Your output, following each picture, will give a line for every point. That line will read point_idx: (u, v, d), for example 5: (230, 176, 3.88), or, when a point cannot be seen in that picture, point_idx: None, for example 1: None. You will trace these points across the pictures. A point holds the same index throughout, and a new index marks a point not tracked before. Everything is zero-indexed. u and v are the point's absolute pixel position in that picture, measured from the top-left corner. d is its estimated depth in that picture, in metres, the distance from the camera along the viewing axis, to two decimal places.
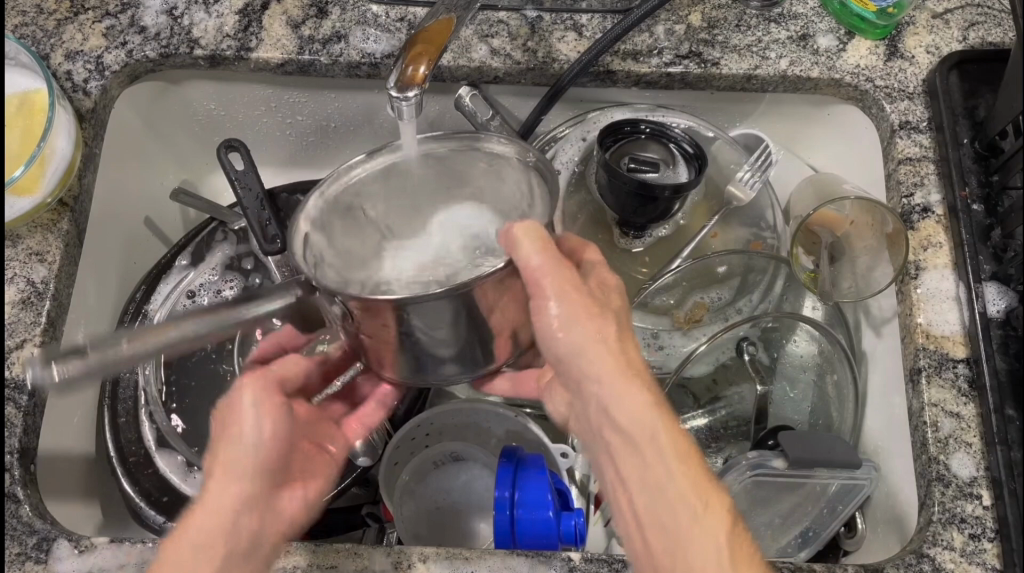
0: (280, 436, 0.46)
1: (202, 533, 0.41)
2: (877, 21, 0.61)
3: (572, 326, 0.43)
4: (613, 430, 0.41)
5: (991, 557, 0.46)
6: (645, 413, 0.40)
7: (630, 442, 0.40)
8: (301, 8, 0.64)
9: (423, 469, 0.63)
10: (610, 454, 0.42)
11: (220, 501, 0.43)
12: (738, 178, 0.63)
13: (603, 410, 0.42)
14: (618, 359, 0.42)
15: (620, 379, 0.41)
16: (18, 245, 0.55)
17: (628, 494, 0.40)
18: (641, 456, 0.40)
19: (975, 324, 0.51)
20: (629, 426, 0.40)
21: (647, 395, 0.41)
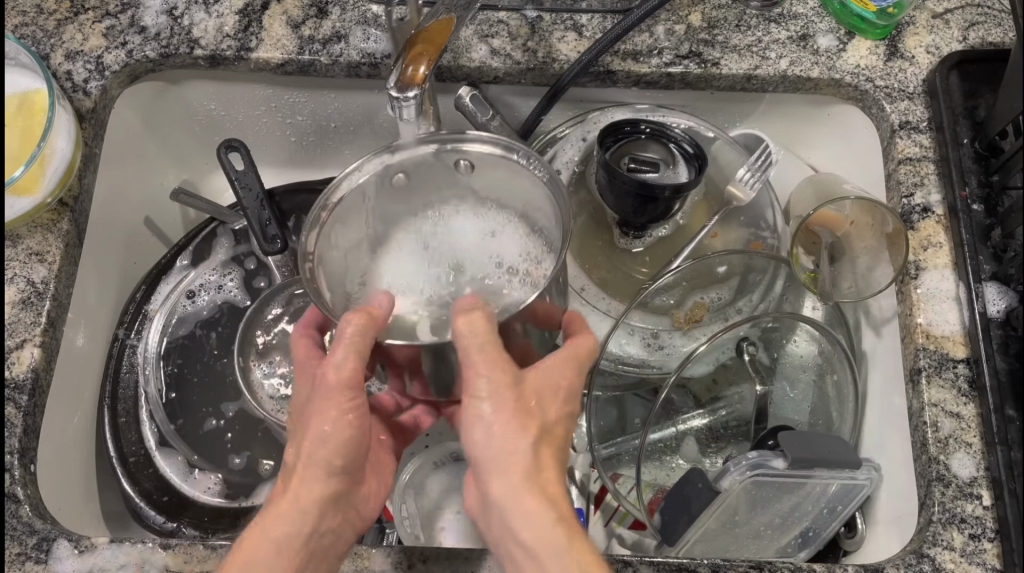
0: (358, 436, 0.45)
1: (285, 533, 0.42)
2: (877, 21, 0.61)
3: (499, 436, 0.41)
4: (516, 548, 0.40)
5: (991, 557, 0.46)
6: (544, 530, 0.39)
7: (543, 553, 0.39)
8: (301, 8, 0.64)
9: (424, 469, 0.63)
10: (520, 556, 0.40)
11: (300, 517, 0.43)
12: (738, 178, 0.62)
13: (503, 514, 0.40)
14: (530, 461, 0.41)
15: (526, 494, 0.40)
16: (18, 245, 0.55)
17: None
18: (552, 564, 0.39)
19: (975, 324, 0.51)
20: (535, 538, 0.39)
21: (543, 501, 0.40)
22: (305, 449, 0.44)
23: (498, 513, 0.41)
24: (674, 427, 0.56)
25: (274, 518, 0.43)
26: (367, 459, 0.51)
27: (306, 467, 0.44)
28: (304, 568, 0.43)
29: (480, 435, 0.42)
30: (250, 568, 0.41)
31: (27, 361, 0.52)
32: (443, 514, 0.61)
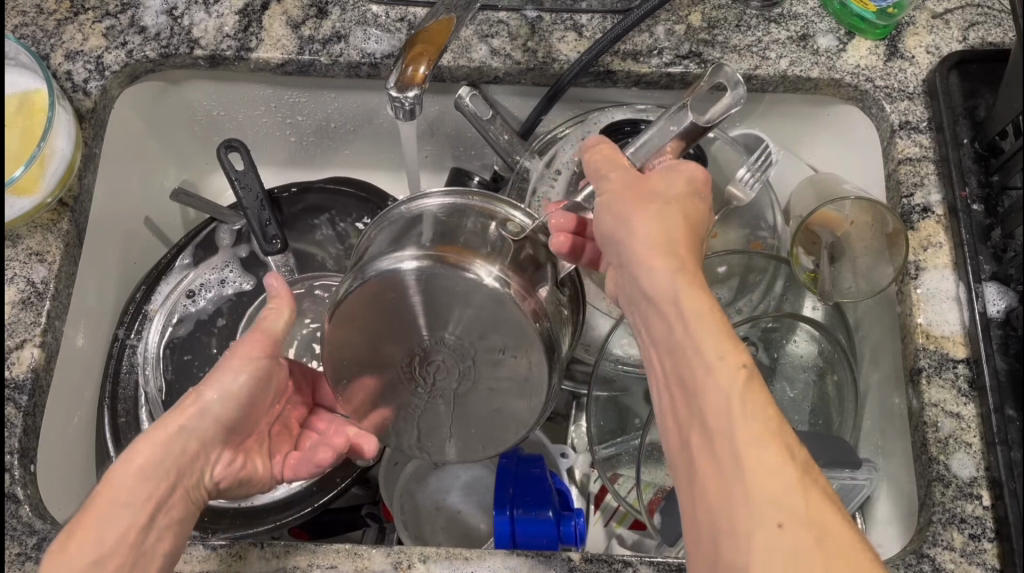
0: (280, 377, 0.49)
1: (207, 432, 0.44)
2: (877, 21, 0.61)
3: (658, 272, 0.40)
4: (649, 305, 0.40)
5: (991, 557, 0.46)
6: (700, 355, 0.36)
7: (698, 380, 0.36)
8: (301, 8, 0.64)
9: (422, 471, 0.62)
10: (660, 340, 0.39)
11: (216, 418, 0.45)
12: (738, 178, 0.61)
13: (648, 287, 0.40)
14: (678, 273, 0.39)
15: (711, 330, 0.37)
16: (18, 245, 0.55)
17: (701, 458, 0.35)
18: (727, 425, 0.34)
19: (975, 324, 0.51)
20: (668, 309, 0.39)
21: (727, 373, 0.36)
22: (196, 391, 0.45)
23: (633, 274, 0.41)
24: None
25: (185, 419, 0.44)
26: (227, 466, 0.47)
27: (185, 424, 0.43)
28: (216, 467, 0.46)
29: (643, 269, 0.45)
30: (168, 454, 0.43)
31: (27, 362, 0.52)
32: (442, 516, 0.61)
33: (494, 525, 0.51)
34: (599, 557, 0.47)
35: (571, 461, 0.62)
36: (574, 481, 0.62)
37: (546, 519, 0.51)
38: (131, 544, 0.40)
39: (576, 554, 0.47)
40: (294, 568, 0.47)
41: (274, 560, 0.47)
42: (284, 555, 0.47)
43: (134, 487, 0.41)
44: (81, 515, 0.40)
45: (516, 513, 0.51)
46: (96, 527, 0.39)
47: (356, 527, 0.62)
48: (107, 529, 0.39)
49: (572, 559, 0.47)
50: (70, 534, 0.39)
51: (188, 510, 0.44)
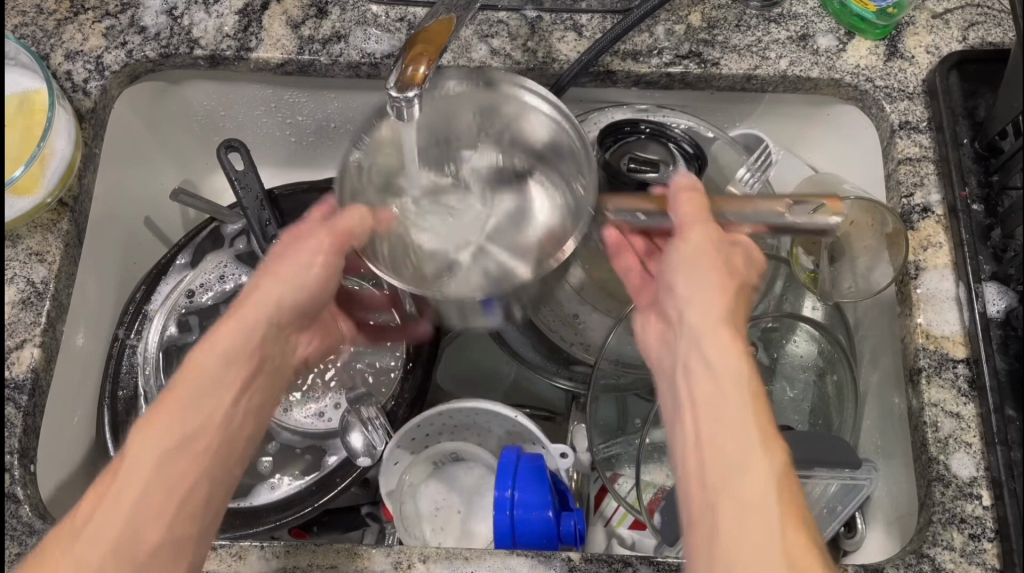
0: (322, 281, 0.50)
1: (226, 365, 0.43)
2: (877, 21, 0.61)
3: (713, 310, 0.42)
4: (696, 377, 0.39)
5: (991, 557, 0.46)
6: (743, 452, 0.36)
7: (733, 474, 0.35)
8: (301, 8, 0.64)
9: (424, 469, 0.63)
10: (692, 410, 0.39)
11: (236, 347, 0.44)
12: (738, 178, 0.63)
13: (701, 359, 0.40)
14: (750, 375, 0.39)
15: (763, 433, 0.37)
16: (18, 245, 0.55)
17: (710, 530, 0.35)
18: (768, 527, 0.33)
19: (975, 325, 0.51)
20: (717, 383, 0.38)
21: (772, 488, 0.35)
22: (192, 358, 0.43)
23: (692, 340, 0.41)
24: None
25: (207, 354, 0.43)
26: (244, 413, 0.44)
27: (187, 381, 0.42)
28: (245, 411, 0.44)
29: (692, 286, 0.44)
30: (193, 404, 0.41)
31: (27, 362, 0.52)
32: (443, 516, 0.61)
33: (494, 524, 0.52)
34: (599, 557, 0.47)
35: (571, 461, 0.59)
36: (573, 484, 0.61)
37: (546, 518, 0.51)
38: (154, 510, 0.37)
39: (575, 554, 0.47)
40: (294, 568, 0.47)
41: (274, 560, 0.47)
42: (284, 554, 0.47)
43: (160, 443, 0.39)
44: (105, 480, 0.38)
45: (516, 512, 0.51)
46: (112, 500, 0.37)
47: (356, 527, 0.63)
48: (135, 498, 0.37)
49: (572, 559, 0.47)
50: (86, 511, 0.37)
51: (213, 473, 0.41)
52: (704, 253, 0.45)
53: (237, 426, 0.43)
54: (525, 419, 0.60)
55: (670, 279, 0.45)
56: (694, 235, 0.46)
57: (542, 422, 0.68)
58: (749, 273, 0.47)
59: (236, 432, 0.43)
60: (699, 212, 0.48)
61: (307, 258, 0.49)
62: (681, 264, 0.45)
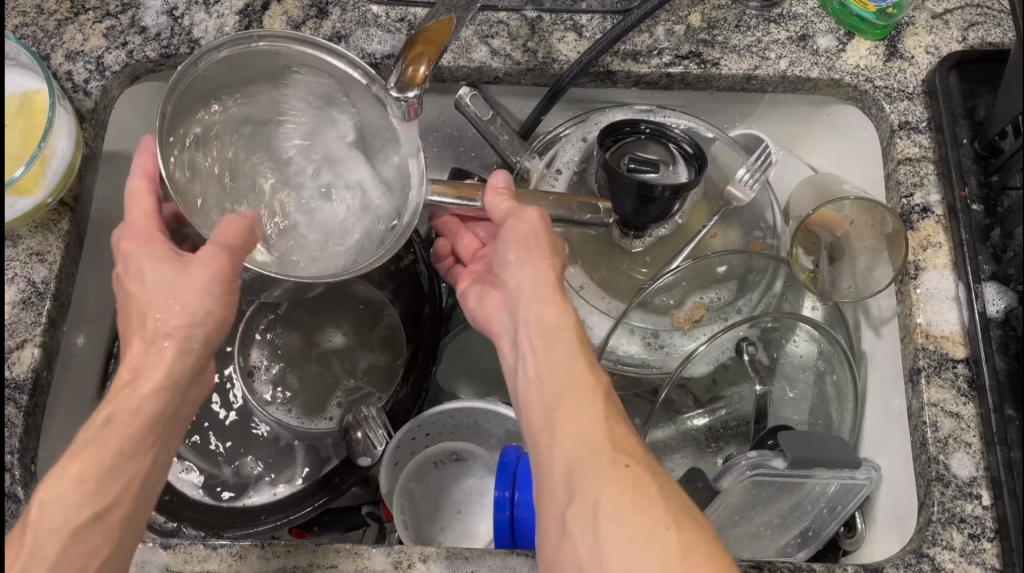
0: (222, 315, 0.45)
1: (137, 432, 0.42)
2: (877, 21, 0.61)
3: (529, 286, 0.46)
4: (530, 327, 0.44)
5: (990, 557, 0.46)
6: (583, 396, 0.39)
7: (569, 387, 0.40)
8: (301, 8, 0.64)
9: (423, 469, 0.62)
10: (531, 354, 0.43)
11: (156, 408, 0.42)
12: (738, 178, 0.62)
13: (533, 316, 0.44)
14: (572, 320, 0.44)
15: (579, 348, 0.42)
16: (18, 245, 0.55)
17: (549, 438, 0.39)
18: (584, 427, 0.38)
19: (975, 325, 0.51)
20: (545, 332, 0.43)
21: (600, 396, 0.40)
22: (101, 418, 0.41)
23: (524, 297, 0.46)
24: (675, 428, 0.58)
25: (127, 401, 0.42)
26: (168, 454, 0.44)
27: (99, 443, 0.41)
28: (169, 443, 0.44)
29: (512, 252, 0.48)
30: (114, 466, 0.41)
31: (27, 362, 0.53)
32: (441, 516, 0.62)
33: (494, 524, 0.52)
34: None
35: None
36: None
37: None
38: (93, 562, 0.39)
39: None
40: (295, 567, 0.47)
41: (274, 560, 0.47)
42: (284, 554, 0.47)
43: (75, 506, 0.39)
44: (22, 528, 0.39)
45: (516, 512, 0.51)
46: (41, 554, 0.38)
47: (356, 526, 0.62)
48: (68, 529, 0.39)
49: None
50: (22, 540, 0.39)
51: (135, 519, 0.42)
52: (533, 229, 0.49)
53: (159, 473, 0.44)
54: None
55: (505, 252, 0.49)
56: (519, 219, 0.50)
57: None
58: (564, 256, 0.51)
59: (158, 475, 0.44)
60: (515, 204, 0.51)
61: (199, 288, 0.44)
62: (514, 232, 0.49)
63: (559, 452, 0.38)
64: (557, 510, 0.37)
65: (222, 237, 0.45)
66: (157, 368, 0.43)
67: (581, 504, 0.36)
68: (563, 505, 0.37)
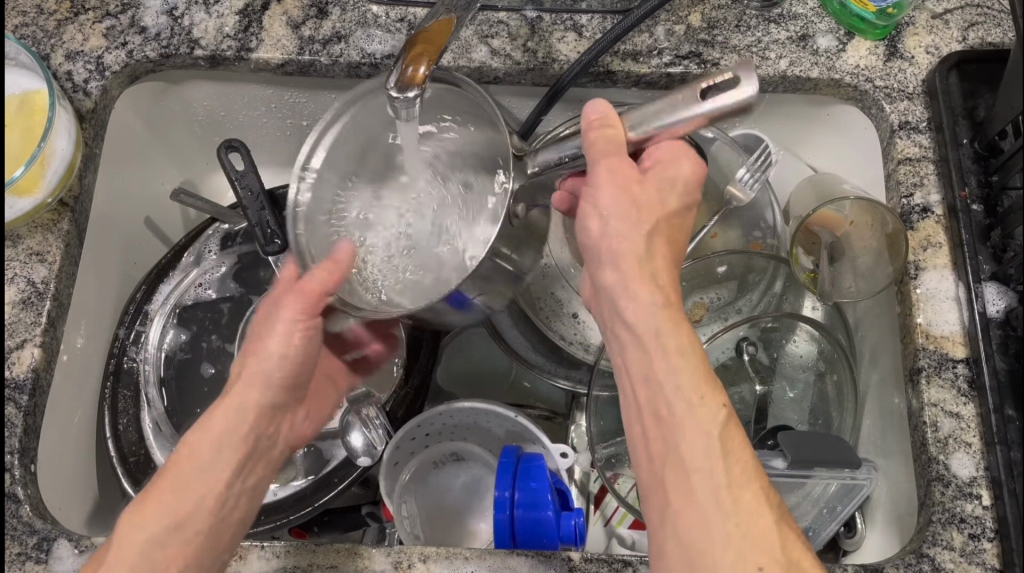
0: (302, 353, 0.50)
1: (213, 450, 0.46)
2: (877, 21, 0.61)
3: (633, 294, 0.41)
4: (631, 354, 0.40)
5: (990, 557, 0.46)
6: (700, 454, 0.37)
7: (682, 441, 0.37)
8: (301, 8, 0.63)
9: (423, 469, 0.63)
10: (638, 385, 0.40)
11: (229, 430, 0.47)
12: (738, 178, 0.61)
13: (636, 337, 0.40)
14: (686, 341, 0.39)
15: (697, 384, 0.38)
16: (18, 245, 0.55)
17: (664, 499, 0.37)
18: (705, 500, 0.36)
19: (975, 325, 0.51)
20: (653, 365, 0.39)
21: (717, 452, 0.37)
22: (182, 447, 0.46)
23: (625, 307, 0.41)
24: None
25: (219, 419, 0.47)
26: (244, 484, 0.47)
27: (185, 459, 0.45)
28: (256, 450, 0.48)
29: (608, 242, 0.43)
30: (186, 481, 0.44)
31: (27, 362, 0.53)
32: (443, 516, 0.62)
33: (494, 524, 0.52)
34: (599, 557, 0.47)
35: (571, 461, 0.59)
36: (574, 481, 0.61)
37: (546, 519, 0.51)
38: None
39: (575, 554, 0.47)
40: (295, 567, 0.47)
41: (274, 560, 0.47)
42: (284, 555, 0.47)
43: (159, 517, 0.42)
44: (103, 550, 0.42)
45: (516, 512, 0.51)
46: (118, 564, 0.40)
47: (356, 526, 0.62)
48: (144, 549, 0.41)
49: (572, 558, 0.47)
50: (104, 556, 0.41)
51: (208, 543, 0.43)
52: (625, 202, 0.43)
53: (233, 502, 0.45)
54: (527, 420, 0.60)
55: (595, 229, 0.43)
56: (610, 194, 0.43)
57: (542, 421, 0.68)
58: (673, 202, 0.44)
59: (235, 505, 0.46)
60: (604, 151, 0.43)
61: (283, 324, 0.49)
62: (610, 212, 0.43)
63: (675, 522, 0.37)
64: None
65: (309, 289, 0.49)
66: (233, 400, 0.48)
67: None
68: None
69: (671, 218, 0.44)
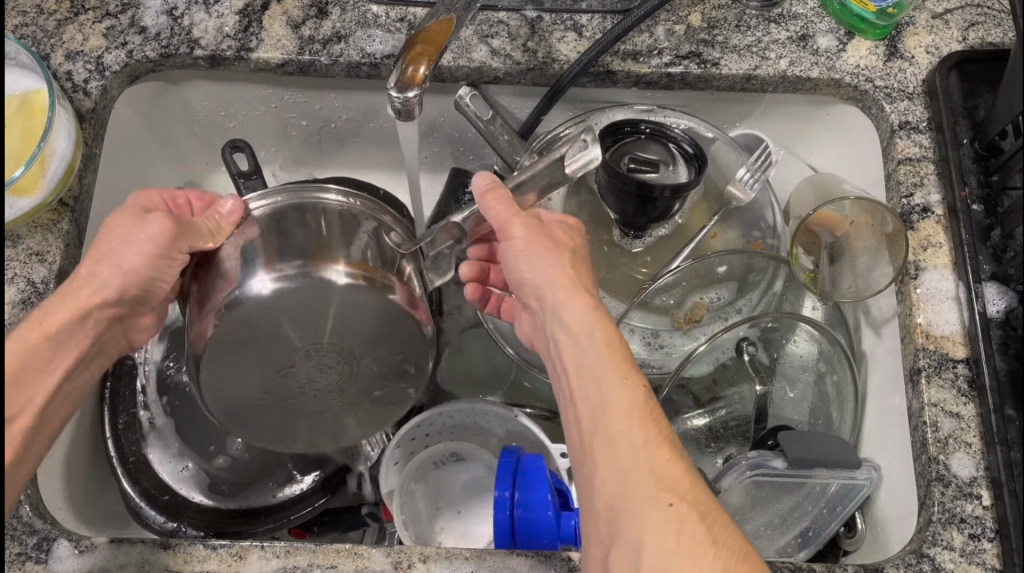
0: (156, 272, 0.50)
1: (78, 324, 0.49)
2: (877, 21, 0.61)
3: (558, 298, 0.45)
4: (564, 348, 0.44)
5: (991, 557, 0.46)
6: (619, 424, 0.39)
7: (606, 415, 0.40)
8: (301, 8, 0.64)
9: (423, 469, 0.63)
10: (568, 376, 0.43)
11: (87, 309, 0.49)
12: (738, 178, 0.62)
13: (568, 334, 0.44)
14: (605, 331, 0.43)
15: (616, 368, 0.41)
16: (18, 245, 0.55)
17: (590, 472, 0.40)
18: (627, 466, 0.38)
19: (975, 325, 0.51)
20: (580, 360, 0.43)
21: (637, 421, 0.40)
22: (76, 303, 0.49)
23: (552, 312, 0.45)
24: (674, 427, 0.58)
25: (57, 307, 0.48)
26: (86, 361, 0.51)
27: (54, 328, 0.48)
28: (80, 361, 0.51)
29: (527, 265, 0.47)
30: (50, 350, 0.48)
31: None
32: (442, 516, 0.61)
33: (495, 524, 0.52)
34: None
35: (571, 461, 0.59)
36: None
37: (546, 519, 0.51)
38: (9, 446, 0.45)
39: (576, 554, 0.47)
40: (295, 568, 0.47)
41: (274, 560, 0.47)
42: (285, 555, 0.47)
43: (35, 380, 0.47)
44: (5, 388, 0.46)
45: (516, 512, 0.51)
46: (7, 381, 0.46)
47: (356, 527, 0.61)
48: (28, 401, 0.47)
49: (573, 559, 0.47)
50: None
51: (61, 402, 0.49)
52: (537, 240, 0.47)
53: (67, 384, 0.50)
54: (526, 419, 0.60)
55: (516, 267, 0.47)
56: (518, 231, 0.47)
57: (542, 421, 0.68)
58: (577, 245, 0.51)
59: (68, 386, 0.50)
60: (507, 212, 0.47)
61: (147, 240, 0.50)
62: (522, 249, 0.47)
63: (600, 489, 0.39)
64: (600, 552, 0.38)
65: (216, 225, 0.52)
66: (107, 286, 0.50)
67: (625, 545, 0.37)
68: (606, 542, 0.38)
69: (581, 255, 0.49)
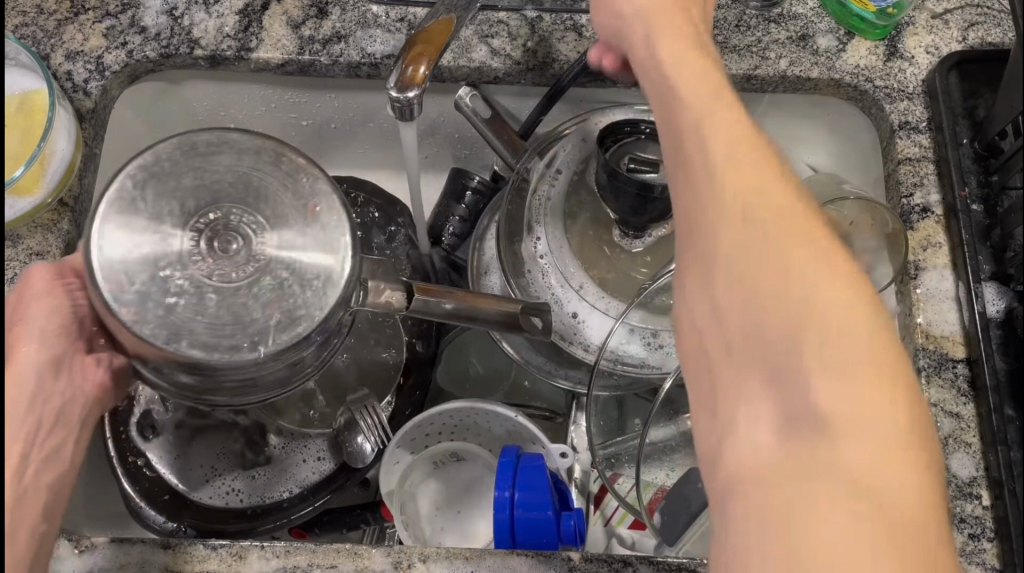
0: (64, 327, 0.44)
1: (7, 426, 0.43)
2: (877, 21, 0.61)
3: (726, 131, 0.33)
4: (721, 169, 0.32)
5: (990, 556, 0.46)
6: (823, 274, 0.29)
7: (792, 253, 0.29)
8: (301, 8, 0.63)
9: (423, 469, 0.63)
10: (715, 162, 0.32)
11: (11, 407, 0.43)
12: None
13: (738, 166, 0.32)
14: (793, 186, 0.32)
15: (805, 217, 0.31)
16: (18, 245, 0.55)
17: (708, 291, 0.31)
18: (788, 326, 0.28)
19: (974, 325, 0.51)
20: (739, 175, 0.32)
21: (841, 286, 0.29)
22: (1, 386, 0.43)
23: (693, 120, 0.34)
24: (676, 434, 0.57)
25: None
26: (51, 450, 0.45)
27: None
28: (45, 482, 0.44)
29: (662, 66, 0.38)
30: None
31: None
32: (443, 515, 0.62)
33: (494, 523, 0.52)
34: (599, 557, 0.47)
35: (571, 461, 0.59)
36: (574, 481, 0.62)
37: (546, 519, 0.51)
38: None
39: (575, 554, 0.48)
40: (295, 567, 0.47)
41: (275, 560, 0.47)
42: (285, 554, 0.47)
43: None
44: None
45: (516, 513, 0.51)
46: None
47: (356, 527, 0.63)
48: None
49: (572, 558, 0.47)
50: None
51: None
52: (678, 28, 0.40)
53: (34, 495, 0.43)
54: (526, 420, 0.60)
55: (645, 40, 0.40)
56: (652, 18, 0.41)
57: (542, 422, 0.68)
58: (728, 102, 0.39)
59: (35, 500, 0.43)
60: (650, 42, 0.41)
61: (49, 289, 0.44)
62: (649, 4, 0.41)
63: (732, 348, 0.30)
64: (731, 427, 0.29)
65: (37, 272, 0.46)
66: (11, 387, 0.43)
67: (749, 418, 0.29)
68: (721, 406, 0.30)
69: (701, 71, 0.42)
